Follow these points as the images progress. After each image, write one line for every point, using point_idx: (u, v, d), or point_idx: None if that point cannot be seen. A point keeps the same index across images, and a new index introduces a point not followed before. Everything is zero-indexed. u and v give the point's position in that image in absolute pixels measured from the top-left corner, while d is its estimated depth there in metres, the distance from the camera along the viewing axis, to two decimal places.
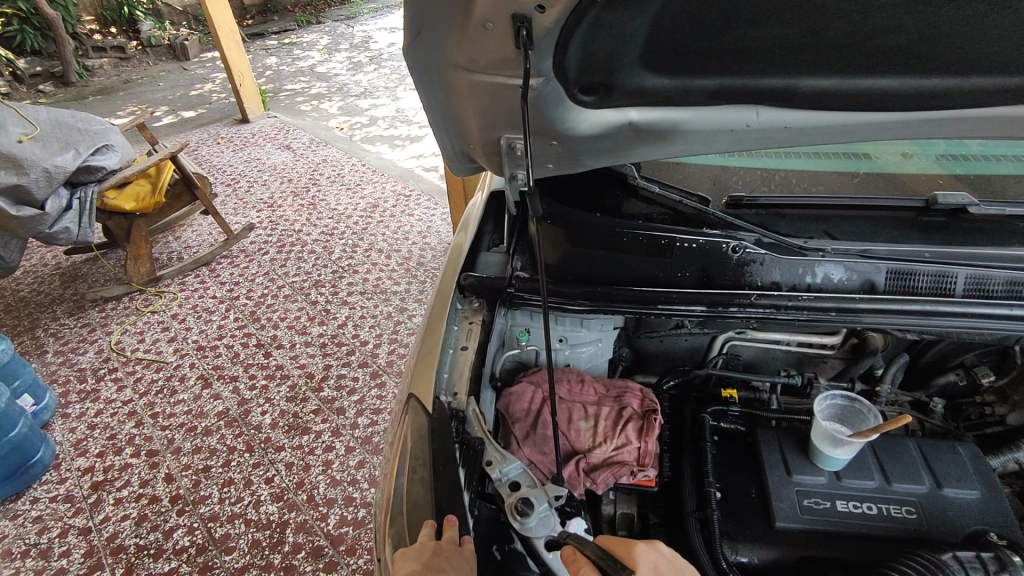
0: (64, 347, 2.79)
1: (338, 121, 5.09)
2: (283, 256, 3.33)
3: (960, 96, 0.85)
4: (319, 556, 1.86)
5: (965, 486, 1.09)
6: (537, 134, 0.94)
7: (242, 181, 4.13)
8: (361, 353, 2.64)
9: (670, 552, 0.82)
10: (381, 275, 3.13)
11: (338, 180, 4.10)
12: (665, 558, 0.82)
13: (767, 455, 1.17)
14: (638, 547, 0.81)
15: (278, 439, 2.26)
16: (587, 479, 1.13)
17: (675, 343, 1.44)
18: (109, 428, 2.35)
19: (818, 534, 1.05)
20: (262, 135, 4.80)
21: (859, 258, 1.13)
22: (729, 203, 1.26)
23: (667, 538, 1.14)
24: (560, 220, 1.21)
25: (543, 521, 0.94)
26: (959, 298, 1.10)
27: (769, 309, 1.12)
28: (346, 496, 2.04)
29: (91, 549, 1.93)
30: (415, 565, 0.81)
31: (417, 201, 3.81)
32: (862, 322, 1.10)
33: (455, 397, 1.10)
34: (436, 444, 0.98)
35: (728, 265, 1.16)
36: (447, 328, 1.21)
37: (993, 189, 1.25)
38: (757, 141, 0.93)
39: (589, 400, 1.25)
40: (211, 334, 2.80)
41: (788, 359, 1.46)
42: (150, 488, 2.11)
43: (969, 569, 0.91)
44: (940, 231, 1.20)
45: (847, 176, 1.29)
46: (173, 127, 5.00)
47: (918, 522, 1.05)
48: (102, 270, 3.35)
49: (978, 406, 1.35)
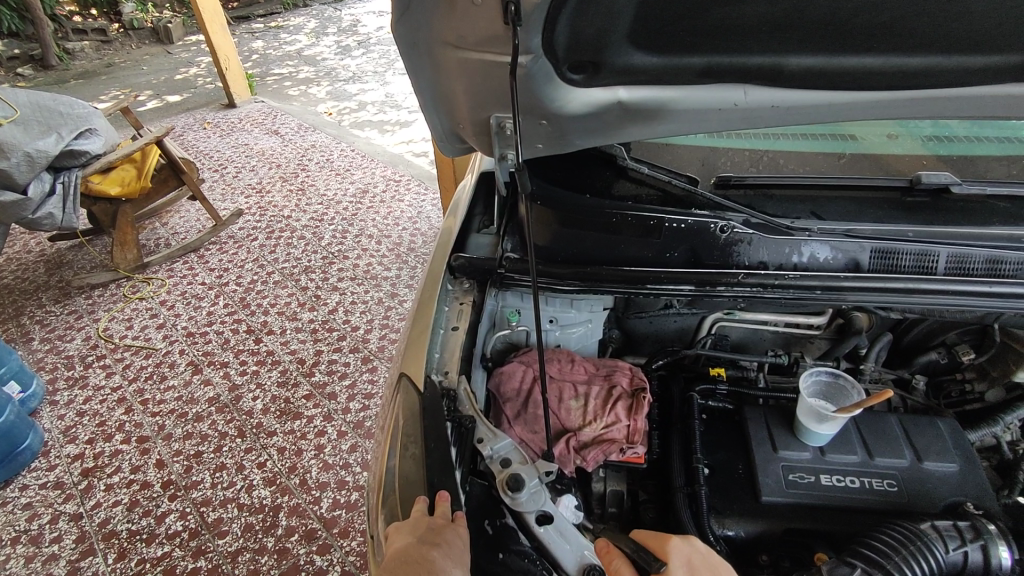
0: (51, 334, 2.76)
1: (327, 106, 5.04)
2: (272, 242, 3.31)
3: (943, 75, 0.86)
4: (313, 538, 1.88)
5: (944, 459, 1.12)
6: (527, 113, 0.94)
7: (230, 167, 4.09)
8: (353, 339, 2.64)
9: (705, 547, 0.85)
10: (371, 260, 3.13)
11: (327, 166, 4.06)
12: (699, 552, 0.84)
13: (754, 432, 1.19)
14: (672, 541, 0.85)
15: (270, 424, 2.26)
16: (577, 457, 1.15)
17: (664, 324, 1.46)
18: (98, 415, 2.34)
19: (802, 508, 1.07)
20: (249, 120, 4.74)
21: (844, 238, 1.15)
22: (717, 183, 1.26)
23: (655, 513, 1.17)
24: (550, 201, 1.22)
25: (534, 496, 0.95)
26: (941, 276, 1.13)
27: (756, 288, 1.14)
28: (339, 479, 2.05)
29: (83, 534, 1.93)
30: (408, 539, 0.83)
31: (407, 187, 3.79)
32: (845, 301, 1.12)
33: (447, 376, 1.11)
34: (427, 422, 0.99)
35: (715, 245, 1.17)
36: (437, 309, 1.21)
37: (977, 169, 1.27)
38: (744, 121, 0.94)
39: (580, 379, 1.27)
40: (200, 321, 2.78)
41: (776, 339, 1.47)
42: (141, 474, 2.11)
43: (946, 537, 0.94)
44: (925, 211, 1.21)
45: (834, 155, 1.30)
46: (157, 111, 4.92)
47: (899, 495, 1.08)
48: (88, 257, 3.32)
49: (959, 384, 1.38)
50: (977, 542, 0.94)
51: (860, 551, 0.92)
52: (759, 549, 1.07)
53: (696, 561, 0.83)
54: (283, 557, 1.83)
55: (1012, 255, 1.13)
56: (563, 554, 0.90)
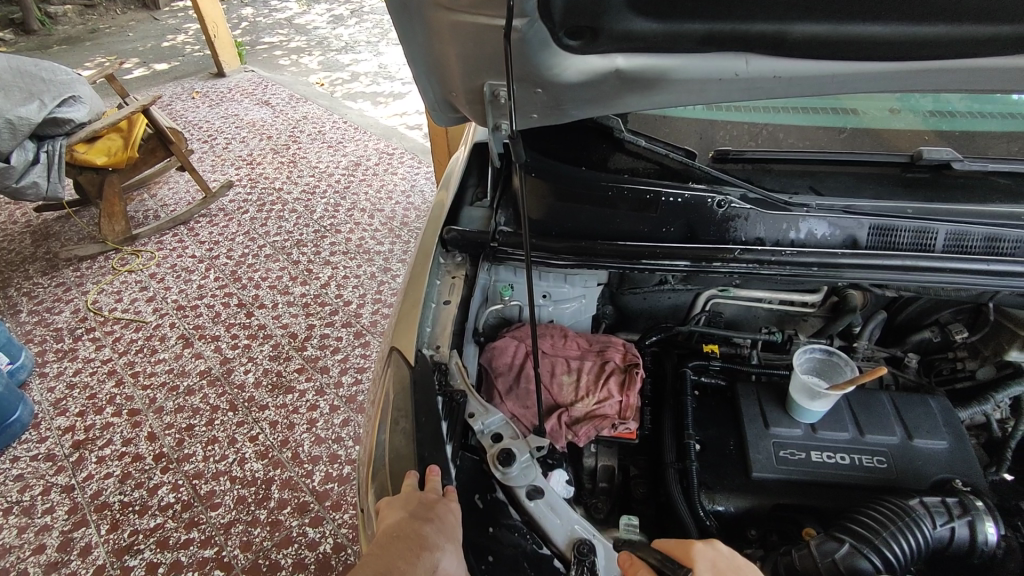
0: (39, 307, 2.73)
1: (319, 76, 4.93)
2: (264, 215, 3.26)
3: (949, 46, 0.83)
4: (305, 511, 1.89)
5: (934, 437, 1.12)
6: (522, 81, 0.91)
7: (220, 138, 4.01)
8: (345, 314, 2.62)
9: (729, 549, 0.79)
10: (364, 234, 3.09)
11: (319, 138, 3.99)
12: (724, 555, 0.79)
13: (746, 409, 1.19)
14: (695, 546, 0.79)
15: (261, 398, 2.25)
16: (569, 432, 1.14)
17: (658, 301, 1.44)
18: (89, 388, 2.33)
19: (792, 483, 1.08)
20: (239, 89, 4.63)
21: (842, 214, 1.13)
22: (715, 157, 1.23)
23: (646, 488, 1.18)
24: (546, 174, 1.19)
25: (525, 471, 0.95)
26: (938, 253, 1.12)
27: (753, 264, 1.13)
28: (331, 454, 2.05)
29: (76, 506, 1.93)
30: (400, 515, 0.81)
31: (401, 160, 3.74)
32: (842, 278, 1.11)
33: (438, 350, 1.10)
34: (418, 396, 0.98)
35: (712, 220, 1.16)
36: (429, 282, 1.19)
37: (977, 145, 1.25)
38: (745, 92, 0.92)
39: (572, 355, 1.26)
40: (191, 294, 2.75)
41: (770, 316, 1.47)
42: (133, 447, 2.11)
43: (935, 513, 0.94)
44: (924, 188, 1.19)
45: (835, 130, 1.28)
46: (145, 79, 4.80)
47: (888, 471, 1.08)
48: (75, 228, 3.26)
49: (950, 362, 1.38)
50: (964, 518, 0.95)
51: (849, 526, 0.93)
52: (747, 523, 1.08)
53: (721, 565, 0.78)
54: (276, 529, 1.84)
55: (1011, 234, 1.12)
56: (553, 528, 0.89)
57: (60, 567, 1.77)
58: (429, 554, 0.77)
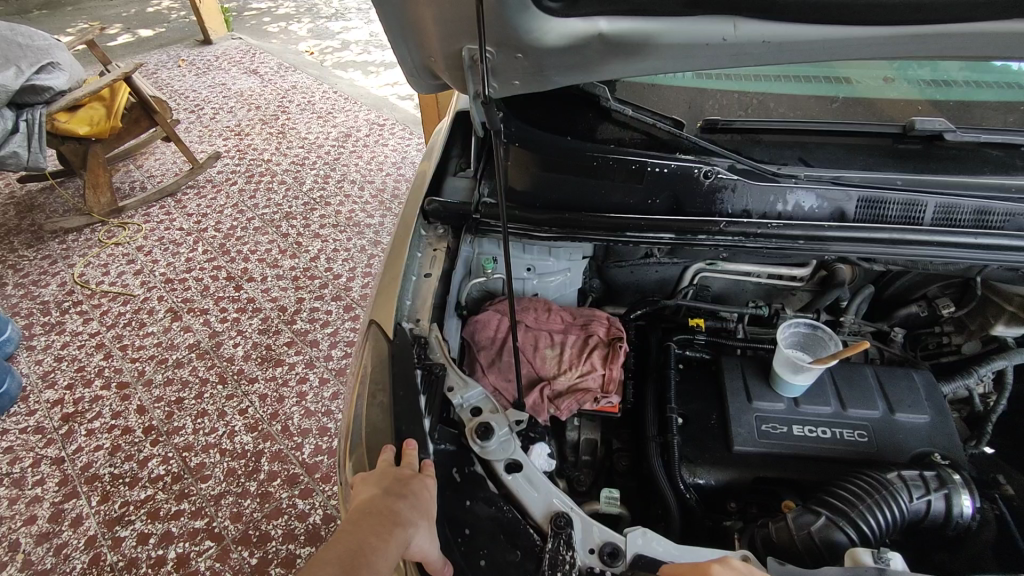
0: (25, 279, 2.69)
1: (309, 44, 4.81)
2: (252, 187, 3.21)
3: (945, 10, 0.79)
4: (295, 483, 1.90)
5: (916, 411, 1.12)
6: (500, 45, 0.87)
7: (207, 107, 3.92)
8: (335, 287, 2.60)
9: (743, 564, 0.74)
10: (354, 207, 3.05)
11: (309, 108, 3.91)
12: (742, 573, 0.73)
13: (729, 382, 1.19)
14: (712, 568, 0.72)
15: (251, 371, 2.25)
16: (551, 406, 1.14)
17: (645, 275, 1.42)
18: (77, 360, 2.31)
19: (773, 457, 1.08)
20: (227, 58, 4.52)
21: (831, 185, 1.11)
22: (704, 127, 1.20)
23: (629, 462, 1.18)
24: (530, 144, 1.15)
25: (503, 445, 0.96)
26: (927, 226, 1.10)
27: (738, 237, 1.12)
28: (321, 426, 2.06)
29: (66, 477, 1.93)
30: (374, 491, 0.80)
31: (392, 131, 3.67)
32: (828, 251, 1.11)
33: (418, 323, 1.09)
34: (397, 369, 0.97)
35: (699, 191, 1.13)
36: (410, 254, 1.17)
37: (973, 116, 1.21)
38: (732, 57, 0.88)
39: (556, 328, 1.25)
40: (179, 267, 2.72)
41: (757, 291, 1.45)
42: (122, 420, 2.10)
43: (912, 487, 0.94)
44: (915, 159, 1.17)
45: (827, 100, 1.24)
46: (129, 46, 4.67)
47: (869, 445, 1.08)
48: (60, 199, 3.21)
49: (937, 336, 1.38)
50: (941, 491, 0.95)
51: (826, 499, 0.93)
52: (727, 496, 1.09)
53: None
54: (266, 501, 1.85)
55: (1000, 206, 1.10)
56: (531, 502, 0.90)
57: (51, 537, 1.78)
58: (401, 531, 0.76)
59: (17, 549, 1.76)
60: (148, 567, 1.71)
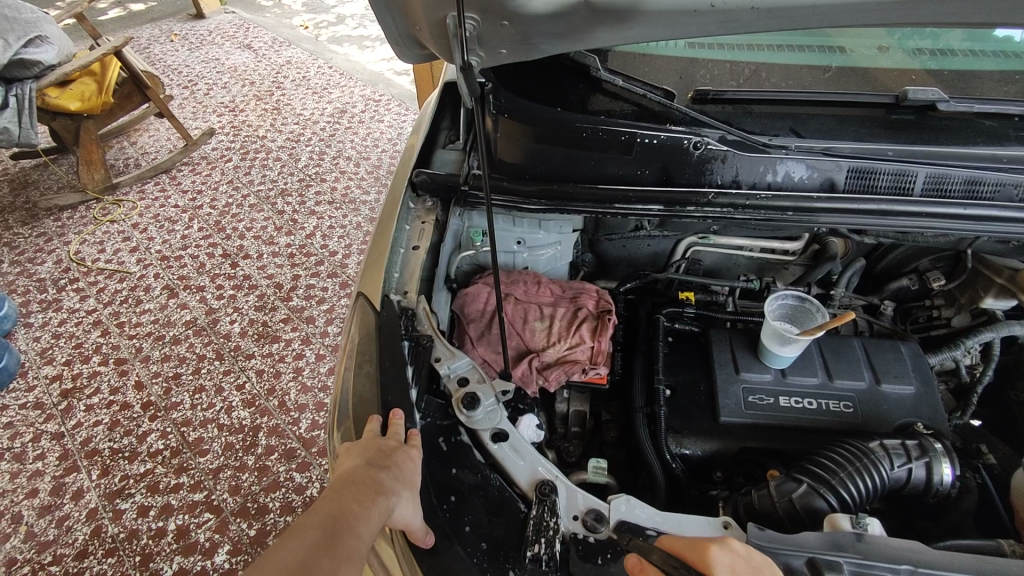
0: (21, 257, 2.69)
1: (303, 18, 4.72)
2: (247, 164, 3.19)
3: None
4: (292, 457, 1.92)
5: (902, 381, 1.13)
6: (485, 12, 0.85)
7: (201, 83, 3.87)
8: (330, 264, 2.59)
9: (745, 547, 0.67)
10: (350, 183, 3.03)
11: (304, 84, 3.86)
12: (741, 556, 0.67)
13: (717, 354, 1.20)
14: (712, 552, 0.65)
15: (248, 347, 2.26)
16: (540, 377, 1.15)
17: (636, 249, 1.42)
18: (74, 337, 2.32)
19: (758, 427, 1.09)
20: (220, 32, 4.45)
21: (822, 156, 1.09)
22: (695, 97, 1.18)
23: (618, 433, 1.19)
24: (519, 115, 1.13)
25: (490, 414, 0.97)
26: (917, 197, 1.10)
27: (727, 208, 1.13)
28: (317, 402, 2.07)
29: (66, 452, 1.96)
30: (357, 461, 0.81)
31: (388, 107, 3.63)
32: (818, 223, 1.11)
33: (406, 296, 1.09)
34: (383, 341, 0.97)
35: (689, 162, 1.12)
36: (398, 227, 1.17)
37: (967, 85, 1.19)
38: (721, 24, 0.87)
39: (545, 301, 1.25)
40: (174, 245, 2.71)
41: (750, 264, 1.45)
42: (121, 396, 2.12)
43: (894, 455, 0.95)
44: (908, 130, 1.15)
45: (820, 70, 1.22)
46: (120, 21, 4.58)
47: (854, 415, 1.09)
48: (54, 177, 3.19)
49: (927, 310, 1.38)
50: (922, 459, 0.96)
51: (808, 468, 0.95)
52: (713, 465, 1.11)
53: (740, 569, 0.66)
54: (263, 474, 1.87)
55: (991, 176, 1.09)
56: (517, 469, 0.91)
57: (53, 510, 1.81)
58: (384, 499, 0.76)
59: (20, 522, 1.79)
60: (149, 538, 1.74)
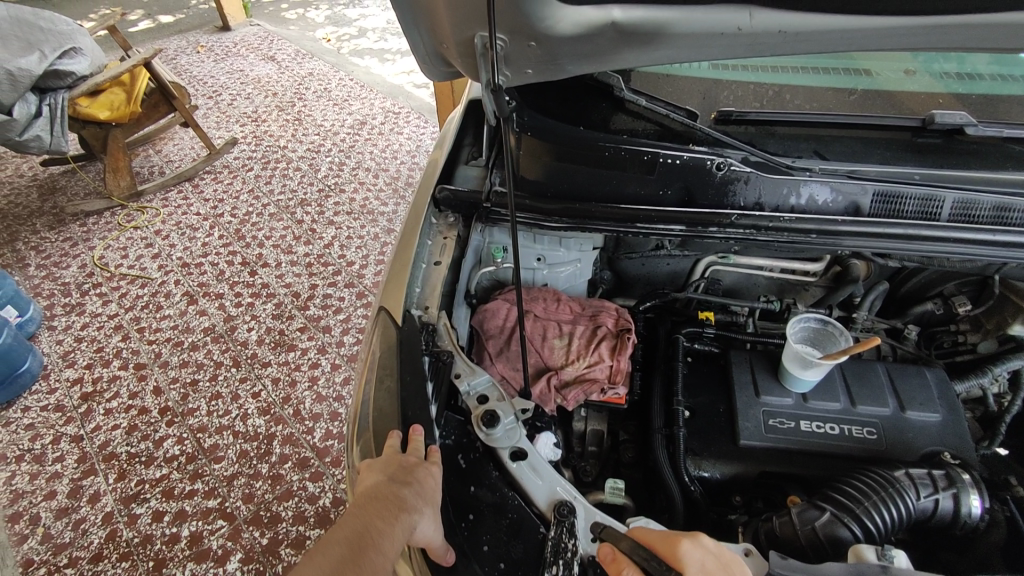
0: (47, 261, 2.74)
1: (326, 31, 4.81)
2: (268, 173, 3.24)
3: None
4: (305, 467, 1.93)
5: (927, 409, 1.11)
6: (513, 33, 0.86)
7: (225, 94, 3.95)
8: (347, 274, 2.61)
9: (716, 543, 0.71)
10: (368, 195, 3.06)
11: (325, 95, 3.92)
12: (712, 553, 0.71)
13: (737, 376, 1.19)
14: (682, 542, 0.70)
15: (264, 355, 2.28)
16: (558, 396, 1.15)
17: (656, 266, 1.41)
18: (96, 341, 2.36)
19: (779, 452, 1.08)
20: (245, 44, 4.54)
21: (846, 179, 1.09)
22: (718, 118, 1.18)
23: (635, 453, 1.18)
24: (543, 133, 1.14)
25: (508, 432, 0.96)
26: (943, 222, 1.08)
27: (749, 230, 1.11)
28: (332, 411, 2.08)
29: (85, 455, 1.98)
30: (379, 478, 0.81)
31: (407, 119, 3.67)
32: (841, 246, 1.09)
33: (427, 311, 1.09)
34: (404, 356, 0.97)
35: (712, 183, 1.12)
36: (420, 243, 1.18)
37: (995, 110, 1.18)
38: (749, 47, 0.87)
39: (564, 319, 1.25)
40: (195, 252, 2.76)
41: (769, 285, 1.43)
42: (139, 400, 2.14)
43: (920, 485, 0.94)
44: (934, 154, 1.14)
45: (845, 92, 1.21)
46: (149, 32, 4.70)
47: (878, 442, 1.07)
48: (81, 183, 3.26)
49: (952, 335, 1.36)
50: (949, 491, 0.94)
51: (832, 495, 0.93)
52: (733, 489, 1.09)
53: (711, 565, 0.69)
54: (277, 483, 1.88)
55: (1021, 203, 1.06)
56: (534, 489, 0.90)
57: (70, 513, 1.83)
58: (407, 517, 0.76)
59: (37, 523, 1.81)
60: (162, 544, 1.75)
